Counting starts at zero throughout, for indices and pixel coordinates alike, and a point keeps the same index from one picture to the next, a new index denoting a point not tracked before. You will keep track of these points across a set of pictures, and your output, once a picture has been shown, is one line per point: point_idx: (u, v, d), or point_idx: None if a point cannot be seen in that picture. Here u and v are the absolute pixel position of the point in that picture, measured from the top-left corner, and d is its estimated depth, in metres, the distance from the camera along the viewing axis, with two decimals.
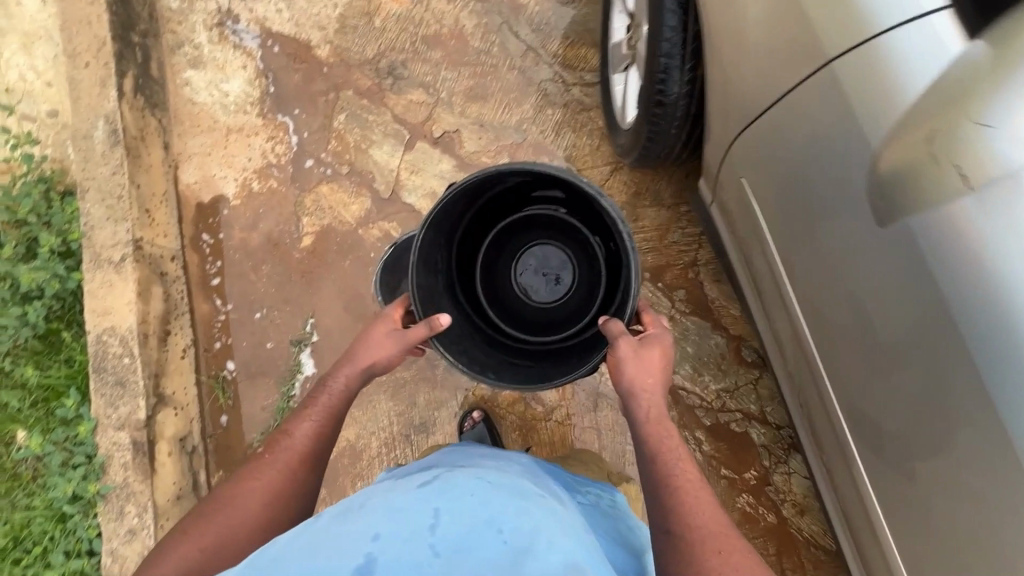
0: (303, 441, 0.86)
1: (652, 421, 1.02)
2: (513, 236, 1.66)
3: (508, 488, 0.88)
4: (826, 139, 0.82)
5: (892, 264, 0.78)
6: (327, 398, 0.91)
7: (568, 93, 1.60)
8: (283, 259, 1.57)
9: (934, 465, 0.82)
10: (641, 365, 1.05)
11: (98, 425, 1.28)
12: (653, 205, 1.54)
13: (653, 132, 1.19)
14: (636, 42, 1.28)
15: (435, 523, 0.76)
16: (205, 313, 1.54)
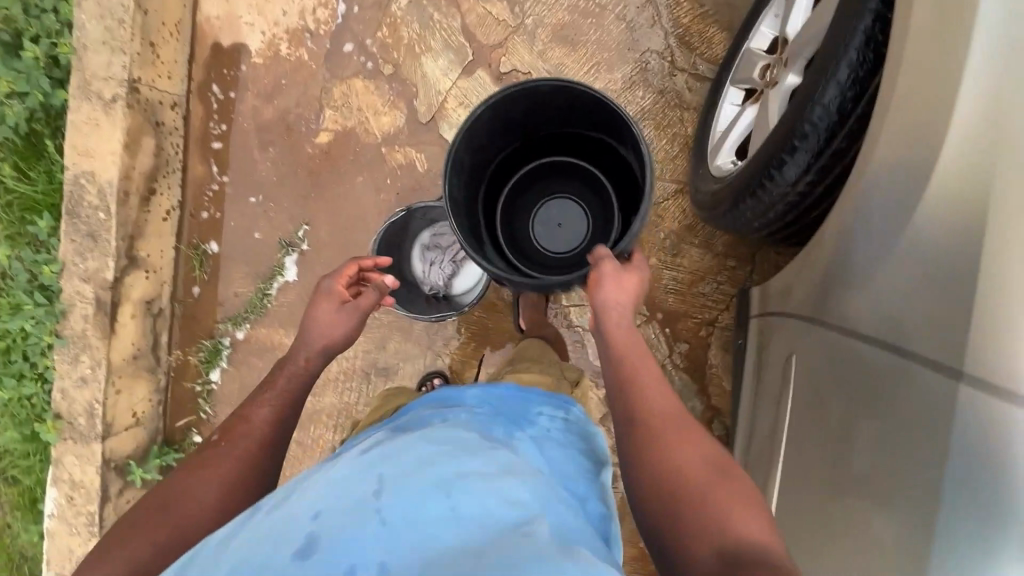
0: (260, 426, 0.85)
1: (623, 334, 0.90)
2: (549, 177, 1.45)
3: (445, 441, 0.70)
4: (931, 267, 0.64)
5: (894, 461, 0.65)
6: (284, 378, 0.92)
7: (671, 78, 1.32)
8: (294, 148, 1.40)
9: None
10: (619, 286, 0.91)
11: (64, 269, 1.24)
12: (701, 246, 1.37)
13: (733, 215, 0.98)
14: (773, 78, 1.02)
15: (377, 488, 0.62)
16: (199, 176, 1.41)
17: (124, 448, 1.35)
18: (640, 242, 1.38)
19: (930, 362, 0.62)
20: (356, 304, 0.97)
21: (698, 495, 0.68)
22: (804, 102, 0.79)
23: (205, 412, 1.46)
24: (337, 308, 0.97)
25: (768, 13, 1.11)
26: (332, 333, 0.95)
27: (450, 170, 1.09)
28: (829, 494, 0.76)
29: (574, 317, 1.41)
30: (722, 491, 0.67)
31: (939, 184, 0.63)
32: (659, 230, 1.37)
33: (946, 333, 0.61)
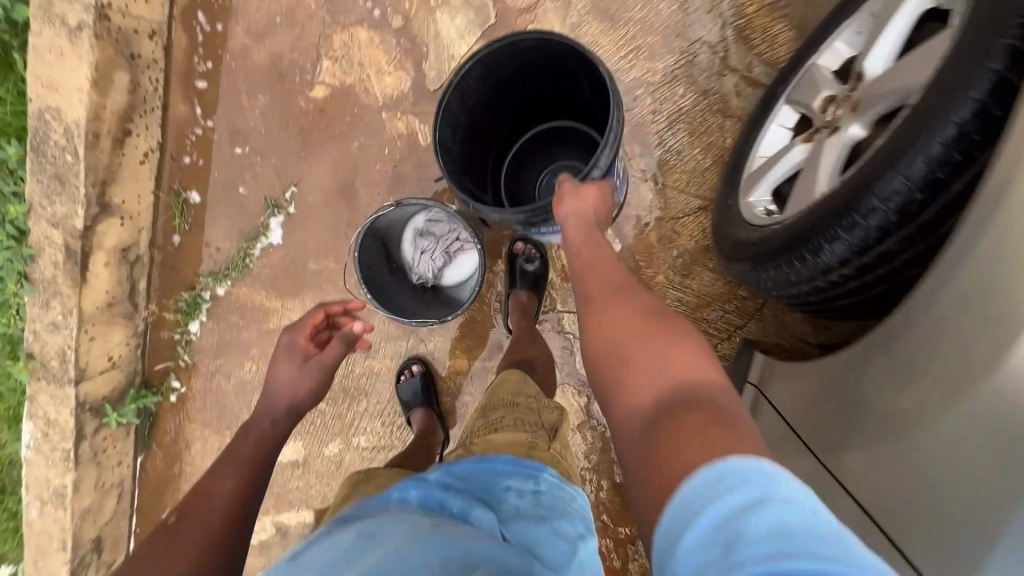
0: (226, 500, 0.82)
1: (582, 243, 0.92)
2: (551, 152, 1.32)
3: (381, 532, 0.61)
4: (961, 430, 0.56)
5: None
6: (252, 450, 0.90)
7: (719, 78, 1.15)
8: (285, 98, 1.26)
9: None
10: (579, 198, 0.94)
11: (31, 210, 1.17)
12: (717, 270, 1.26)
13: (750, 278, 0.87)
14: (835, 113, 0.86)
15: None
16: (181, 117, 1.29)
17: (98, 391, 1.35)
18: (649, 256, 1.26)
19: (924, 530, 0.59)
20: (316, 362, 0.99)
21: (638, 348, 0.67)
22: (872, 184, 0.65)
23: (183, 361, 1.45)
24: (299, 365, 1.00)
25: (848, 23, 0.92)
26: (295, 393, 0.97)
27: (439, 119, 1.03)
28: None
29: (567, 322, 1.36)
30: (658, 342, 0.67)
31: (1005, 385, 0.52)
32: (673, 246, 1.25)
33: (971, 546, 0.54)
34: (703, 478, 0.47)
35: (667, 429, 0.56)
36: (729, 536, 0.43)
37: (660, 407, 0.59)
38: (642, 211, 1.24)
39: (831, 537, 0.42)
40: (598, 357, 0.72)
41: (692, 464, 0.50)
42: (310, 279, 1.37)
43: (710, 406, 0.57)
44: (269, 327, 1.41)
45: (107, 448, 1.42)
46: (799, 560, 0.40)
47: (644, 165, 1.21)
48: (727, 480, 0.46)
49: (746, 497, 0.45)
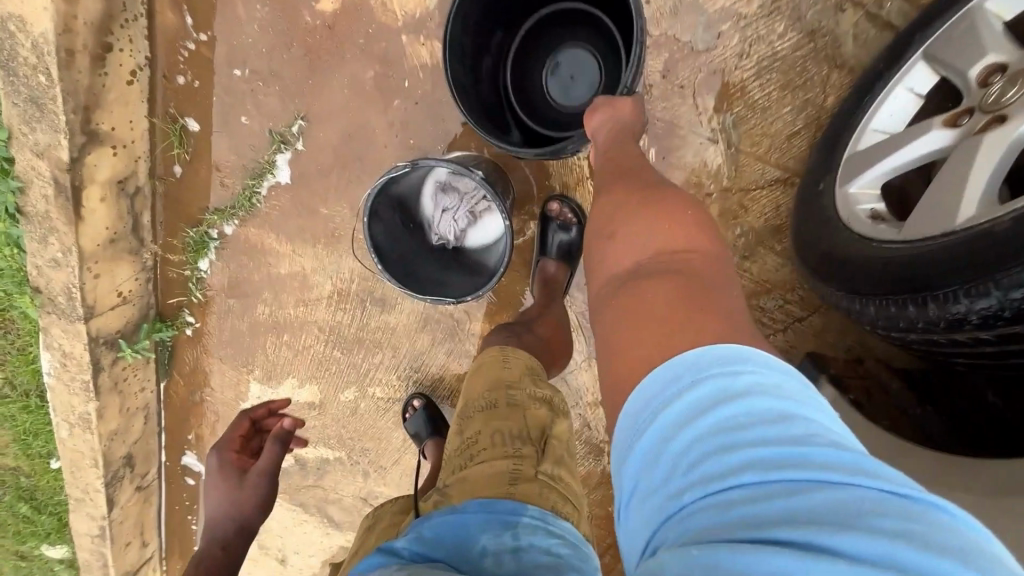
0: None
1: (606, 147, 0.76)
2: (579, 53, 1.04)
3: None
4: None
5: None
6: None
7: (836, 15, 0.90)
8: (289, 10, 1.07)
9: None
10: (613, 108, 0.79)
11: (13, 137, 1.05)
12: (784, 253, 1.06)
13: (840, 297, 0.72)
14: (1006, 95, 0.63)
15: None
16: (170, 27, 1.11)
17: (111, 326, 1.31)
18: None
19: None
20: None
21: (618, 220, 0.62)
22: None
23: (195, 298, 1.38)
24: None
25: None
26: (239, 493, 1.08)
27: (449, 56, 0.85)
28: None
29: None
30: (645, 212, 0.60)
31: None
32: (737, 223, 1.04)
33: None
34: (653, 386, 0.45)
35: (633, 302, 0.53)
36: (672, 455, 0.41)
37: (635, 277, 0.55)
38: (707, 177, 1.02)
39: (783, 426, 0.38)
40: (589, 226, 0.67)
41: (649, 362, 0.47)
42: (322, 224, 1.24)
43: (689, 280, 0.52)
44: (281, 273, 1.32)
45: (128, 376, 1.41)
46: (742, 467, 0.37)
47: (718, 122, 0.98)
48: (676, 386, 0.43)
49: (692, 405, 0.42)
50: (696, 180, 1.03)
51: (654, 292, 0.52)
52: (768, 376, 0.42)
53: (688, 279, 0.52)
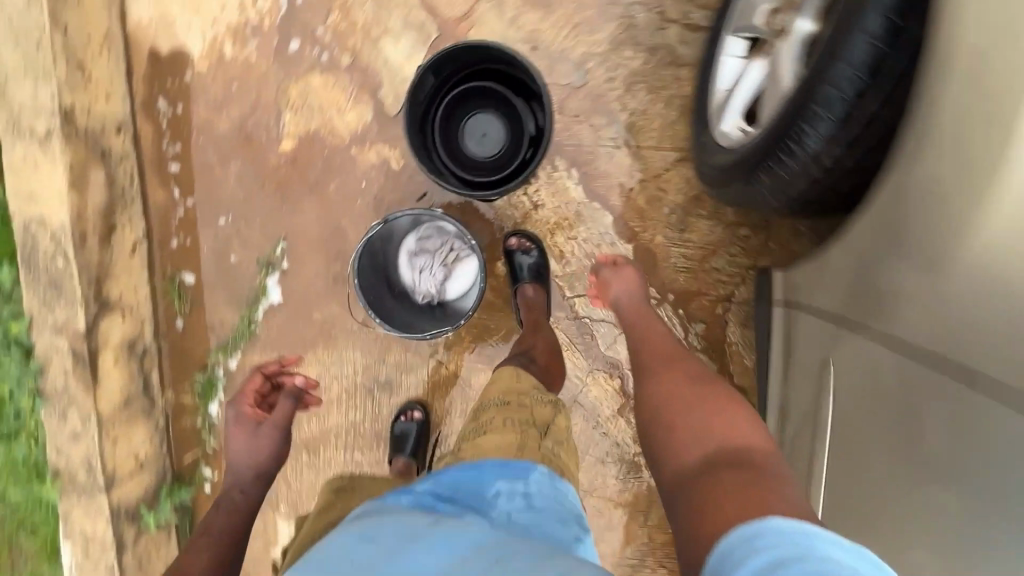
0: (209, 553, 0.87)
1: (631, 309, 1.10)
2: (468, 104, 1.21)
3: (379, 530, 0.68)
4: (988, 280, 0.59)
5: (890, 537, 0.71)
6: (226, 516, 0.94)
7: (661, 33, 1.18)
8: (257, 160, 1.29)
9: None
10: (621, 278, 1.14)
11: (34, 323, 1.17)
12: (710, 217, 1.25)
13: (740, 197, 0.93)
14: (787, 20, 0.87)
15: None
16: (161, 202, 1.31)
17: (133, 495, 1.31)
18: (643, 221, 1.26)
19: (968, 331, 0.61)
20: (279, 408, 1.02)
21: (687, 410, 0.82)
22: (821, 91, 0.74)
23: (210, 445, 1.38)
24: (252, 433, 1.00)
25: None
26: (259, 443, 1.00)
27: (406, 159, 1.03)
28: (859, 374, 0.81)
29: (580, 308, 1.33)
30: (707, 408, 0.81)
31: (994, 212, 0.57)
32: (664, 205, 1.25)
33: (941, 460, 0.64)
34: (745, 538, 0.56)
35: (706, 483, 0.69)
36: None
37: (707, 463, 0.73)
38: (623, 176, 1.24)
39: None
40: (649, 412, 0.87)
41: (734, 521, 0.61)
42: (319, 328, 1.36)
43: (751, 465, 0.69)
44: None
45: (151, 554, 1.34)
46: None
47: (614, 133, 1.22)
48: (763, 545, 0.54)
49: (774, 558, 0.52)
50: (619, 185, 1.25)
51: (730, 476, 0.68)
52: (847, 550, 0.52)
53: (755, 467, 0.69)
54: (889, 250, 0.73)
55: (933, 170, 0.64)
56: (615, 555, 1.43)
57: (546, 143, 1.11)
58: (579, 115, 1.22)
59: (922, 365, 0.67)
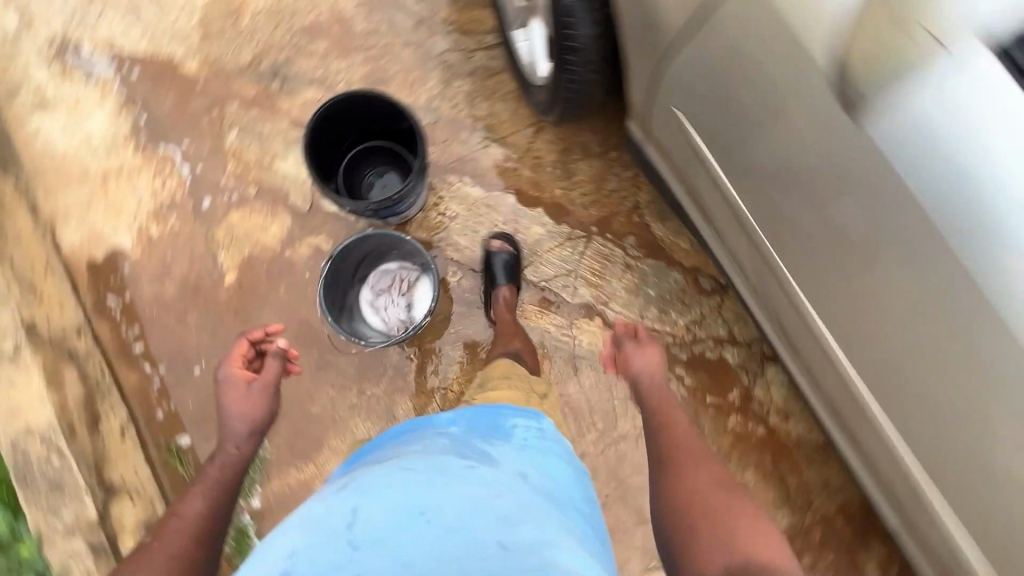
0: (198, 520, 0.81)
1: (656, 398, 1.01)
2: (358, 168, 1.33)
3: (418, 456, 0.81)
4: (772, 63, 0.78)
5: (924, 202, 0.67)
6: (218, 469, 0.87)
7: (472, 59, 1.51)
8: (209, 303, 1.41)
9: (873, 353, 0.92)
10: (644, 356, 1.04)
11: (43, 537, 1.12)
12: (584, 157, 1.50)
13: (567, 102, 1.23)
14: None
15: (350, 519, 0.69)
16: (136, 383, 1.37)
17: None
18: (539, 186, 1.50)
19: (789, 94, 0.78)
20: (267, 387, 0.94)
21: (718, 511, 0.78)
22: (558, 10, 1.07)
23: None
24: (247, 392, 0.92)
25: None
26: (249, 413, 0.91)
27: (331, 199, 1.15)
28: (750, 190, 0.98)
29: (532, 277, 1.47)
30: (747, 514, 0.77)
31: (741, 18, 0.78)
32: (546, 166, 1.50)
33: (830, 94, 0.72)
34: None
35: None
36: None
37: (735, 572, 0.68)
38: (504, 164, 1.50)
39: None
40: (669, 508, 0.84)
41: None
42: (326, 418, 1.40)
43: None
44: None
45: None
46: None
47: (479, 139, 1.50)
48: None
49: None
50: (506, 170, 1.50)
51: None
52: None
53: None
54: (706, 94, 0.93)
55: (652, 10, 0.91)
56: None
57: (423, 139, 1.18)
58: (448, 139, 1.49)
59: (807, 143, 0.80)
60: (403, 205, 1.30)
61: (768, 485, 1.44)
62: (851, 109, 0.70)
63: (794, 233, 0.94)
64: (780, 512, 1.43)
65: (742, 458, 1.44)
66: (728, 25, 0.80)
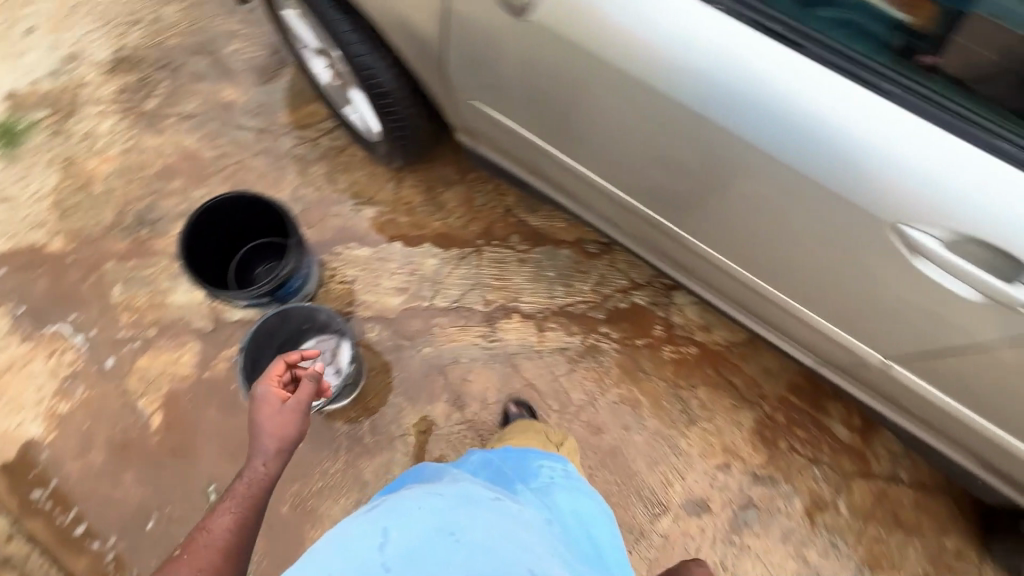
0: (225, 534, 0.76)
1: None
2: (250, 267, 1.40)
3: (445, 490, 0.83)
4: (534, 50, 0.92)
5: (691, 86, 0.82)
6: (247, 485, 0.82)
7: (319, 146, 1.67)
8: (140, 453, 1.38)
9: (724, 234, 1.08)
10: None
11: None
12: (447, 187, 1.66)
13: (404, 141, 1.42)
14: (342, 71, 1.39)
15: (383, 541, 0.70)
16: (89, 565, 1.30)
17: None
18: (418, 226, 1.63)
19: (559, 70, 0.93)
20: (301, 403, 0.91)
21: None
22: (359, 66, 1.22)
23: None
24: (279, 409, 0.89)
25: (300, 15, 1.35)
26: (282, 432, 0.87)
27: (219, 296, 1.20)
28: (576, 153, 1.13)
29: (444, 303, 1.56)
30: None
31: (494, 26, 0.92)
32: (418, 207, 1.64)
33: (588, 54, 0.87)
34: None
35: None
36: None
37: None
38: (380, 219, 1.62)
39: None
40: None
41: None
42: (301, 511, 1.38)
43: None
44: None
45: None
46: None
47: (350, 207, 1.63)
48: None
49: None
50: (384, 224, 1.62)
51: None
52: None
53: None
54: (502, 96, 1.08)
55: (427, 50, 1.07)
56: (658, 411, 1.51)
57: (292, 218, 1.26)
58: (323, 218, 1.61)
59: (591, 100, 0.95)
60: (298, 280, 1.36)
61: (721, 395, 1.54)
62: (608, 62, 0.86)
63: (623, 168, 1.08)
64: (742, 412, 1.53)
65: (688, 381, 1.54)
66: (489, 35, 0.95)
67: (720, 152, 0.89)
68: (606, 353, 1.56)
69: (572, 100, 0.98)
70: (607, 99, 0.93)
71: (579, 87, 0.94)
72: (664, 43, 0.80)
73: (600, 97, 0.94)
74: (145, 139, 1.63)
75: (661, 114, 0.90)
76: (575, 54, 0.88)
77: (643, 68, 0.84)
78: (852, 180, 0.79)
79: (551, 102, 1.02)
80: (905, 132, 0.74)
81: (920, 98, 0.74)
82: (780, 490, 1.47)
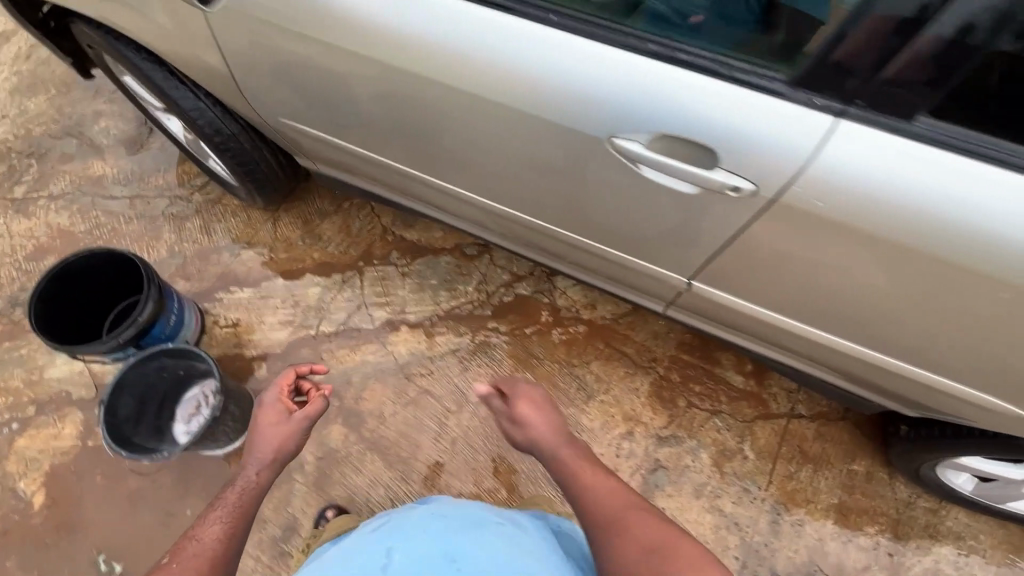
0: (213, 544, 0.79)
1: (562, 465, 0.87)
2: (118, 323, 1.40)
3: (449, 513, 0.86)
4: (313, 61, 1.01)
5: (444, 62, 0.88)
6: (238, 494, 0.87)
7: (193, 201, 1.71)
8: (23, 537, 1.32)
9: (535, 204, 1.14)
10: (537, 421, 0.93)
11: None
12: (323, 219, 1.71)
13: (256, 180, 1.47)
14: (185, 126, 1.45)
15: (385, 562, 0.75)
16: None
17: None
18: (298, 259, 1.66)
19: (339, 76, 1.01)
20: (303, 417, 0.97)
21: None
22: (189, 118, 1.31)
23: None
24: (283, 420, 0.96)
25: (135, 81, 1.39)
26: (280, 443, 0.94)
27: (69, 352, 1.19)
28: (396, 153, 1.21)
29: (331, 329, 1.58)
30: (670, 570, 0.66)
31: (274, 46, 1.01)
32: (296, 242, 1.68)
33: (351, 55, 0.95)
34: None
35: None
36: None
37: None
38: (259, 259, 1.65)
39: None
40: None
41: None
42: None
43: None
44: None
45: None
46: None
47: (228, 253, 1.65)
48: None
49: None
50: (265, 263, 1.65)
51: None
52: None
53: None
54: (312, 112, 1.17)
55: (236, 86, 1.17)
56: (555, 393, 1.53)
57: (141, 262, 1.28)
58: (203, 268, 1.64)
59: (375, 98, 1.03)
60: (166, 327, 1.36)
61: (616, 367, 1.56)
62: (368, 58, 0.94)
63: (434, 158, 1.15)
64: (637, 378, 1.55)
65: (580, 359, 1.57)
66: (274, 55, 1.03)
67: (547, 141, 0.93)
68: (496, 347, 1.58)
69: (363, 102, 1.06)
70: (384, 95, 1.01)
71: (361, 89, 1.03)
72: (404, 30, 0.88)
73: (428, 101, 0.97)
74: (17, 225, 1.65)
75: (437, 97, 0.96)
76: (372, 63, 0.95)
77: (455, 73, 0.89)
78: (592, 121, 0.85)
79: (350, 109, 1.10)
80: (607, 73, 0.79)
81: (650, 46, 0.76)
82: (685, 447, 1.48)
